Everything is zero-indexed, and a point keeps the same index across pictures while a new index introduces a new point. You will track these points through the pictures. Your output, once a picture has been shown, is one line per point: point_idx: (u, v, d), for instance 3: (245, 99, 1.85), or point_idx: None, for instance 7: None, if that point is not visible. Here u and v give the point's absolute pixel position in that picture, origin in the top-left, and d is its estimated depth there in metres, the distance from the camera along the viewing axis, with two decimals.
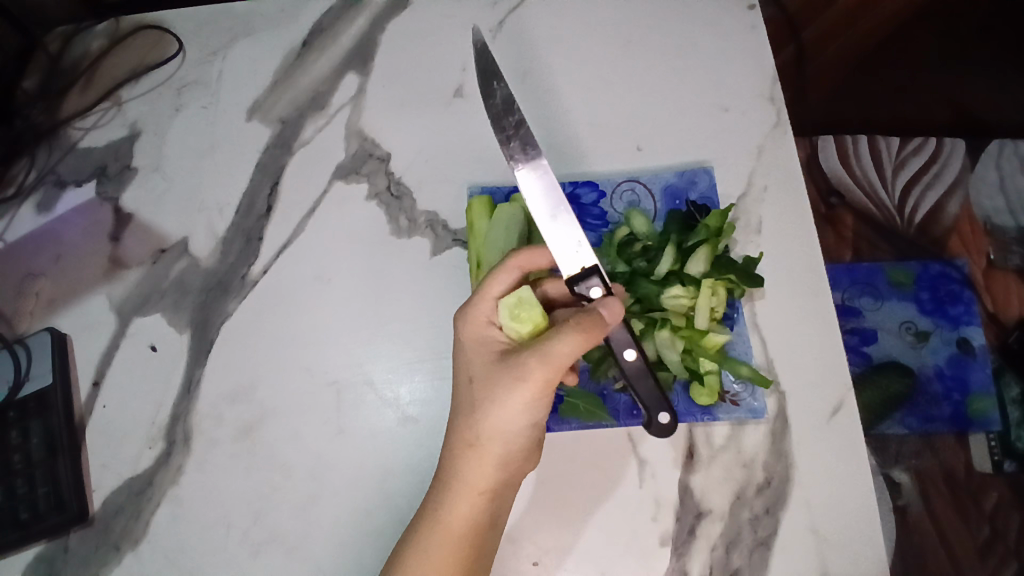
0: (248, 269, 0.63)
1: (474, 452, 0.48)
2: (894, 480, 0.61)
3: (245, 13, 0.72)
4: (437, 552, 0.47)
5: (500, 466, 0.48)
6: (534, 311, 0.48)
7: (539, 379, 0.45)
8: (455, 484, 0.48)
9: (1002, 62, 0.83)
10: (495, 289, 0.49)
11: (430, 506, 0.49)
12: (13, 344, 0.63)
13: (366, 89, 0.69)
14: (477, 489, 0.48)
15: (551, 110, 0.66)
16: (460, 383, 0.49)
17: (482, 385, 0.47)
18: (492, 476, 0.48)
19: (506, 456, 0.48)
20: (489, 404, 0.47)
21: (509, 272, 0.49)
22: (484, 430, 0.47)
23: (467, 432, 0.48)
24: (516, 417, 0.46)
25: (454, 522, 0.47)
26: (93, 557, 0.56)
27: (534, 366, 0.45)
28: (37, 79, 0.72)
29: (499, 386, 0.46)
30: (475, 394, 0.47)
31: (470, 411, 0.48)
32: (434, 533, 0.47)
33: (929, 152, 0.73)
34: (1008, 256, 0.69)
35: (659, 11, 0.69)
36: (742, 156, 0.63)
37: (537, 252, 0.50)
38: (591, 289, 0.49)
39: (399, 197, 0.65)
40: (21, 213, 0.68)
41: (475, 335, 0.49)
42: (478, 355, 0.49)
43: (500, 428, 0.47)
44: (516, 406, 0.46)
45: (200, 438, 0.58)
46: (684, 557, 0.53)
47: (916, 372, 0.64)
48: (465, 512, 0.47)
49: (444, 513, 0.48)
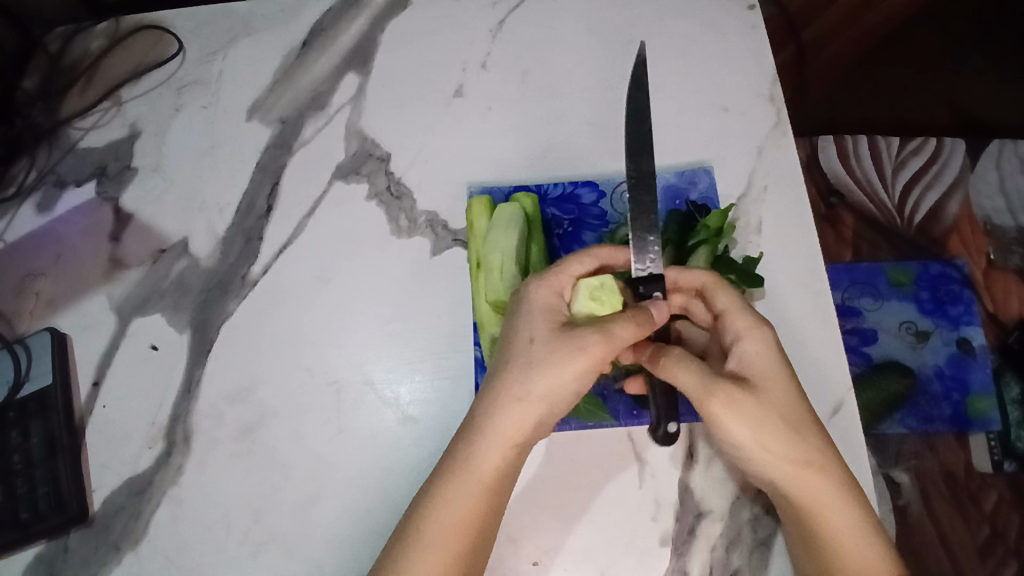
0: (247, 269, 0.63)
1: (520, 408, 0.47)
2: (895, 480, 0.61)
3: (245, 14, 0.72)
4: (465, 503, 0.45)
5: (536, 425, 0.48)
6: (614, 298, 0.51)
7: (599, 356, 0.47)
8: (494, 436, 0.47)
9: (1001, 61, 0.83)
10: (574, 271, 0.51)
11: (458, 453, 0.47)
12: (13, 344, 0.63)
13: (366, 88, 0.69)
14: (513, 443, 0.47)
15: (552, 110, 0.66)
16: (514, 340, 0.49)
17: (544, 348, 0.48)
18: (527, 434, 0.47)
19: (543, 419, 0.48)
20: (545, 366, 0.47)
21: (591, 258, 0.52)
22: (535, 389, 0.47)
23: (517, 386, 0.47)
24: (567, 384, 0.47)
25: (484, 474, 0.46)
26: (93, 558, 0.56)
27: (598, 341, 0.47)
28: (38, 79, 0.72)
29: (564, 352, 0.47)
30: (534, 354, 0.47)
31: (526, 367, 0.47)
32: (462, 483, 0.46)
33: (928, 152, 0.73)
34: (1007, 256, 0.69)
35: (658, 12, 0.69)
36: (742, 156, 0.63)
37: (620, 250, 0.53)
38: (653, 293, 0.50)
39: (399, 197, 0.65)
40: (21, 213, 0.68)
41: (545, 302, 0.50)
42: (541, 319, 0.49)
43: (549, 392, 0.47)
44: (573, 372, 0.47)
45: (200, 438, 0.58)
46: (684, 557, 0.53)
47: (916, 372, 0.64)
48: (496, 466, 0.47)
49: (477, 464, 0.46)
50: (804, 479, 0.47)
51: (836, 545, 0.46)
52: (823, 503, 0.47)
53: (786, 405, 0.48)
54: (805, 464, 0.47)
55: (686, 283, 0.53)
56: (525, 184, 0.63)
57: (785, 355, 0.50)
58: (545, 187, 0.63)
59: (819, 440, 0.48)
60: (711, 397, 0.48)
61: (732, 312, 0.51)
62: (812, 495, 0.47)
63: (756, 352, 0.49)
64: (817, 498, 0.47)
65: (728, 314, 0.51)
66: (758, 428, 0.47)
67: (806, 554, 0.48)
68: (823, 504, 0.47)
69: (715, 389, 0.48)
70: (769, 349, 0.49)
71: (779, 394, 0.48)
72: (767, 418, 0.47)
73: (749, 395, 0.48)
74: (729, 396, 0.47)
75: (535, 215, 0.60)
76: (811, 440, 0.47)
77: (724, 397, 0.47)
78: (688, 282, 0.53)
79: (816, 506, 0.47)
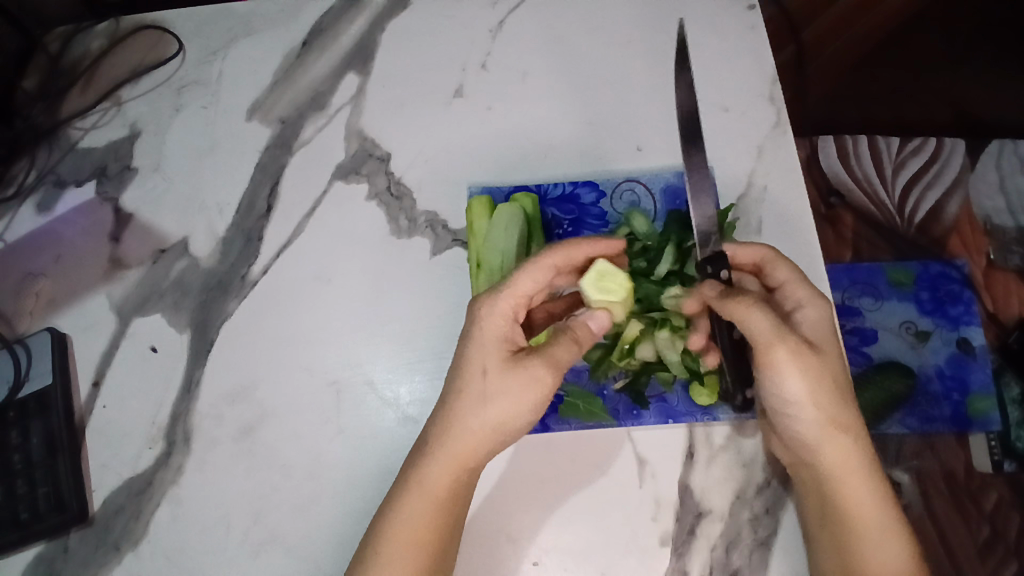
0: (247, 269, 0.63)
1: (471, 435, 0.48)
2: (895, 481, 0.60)
3: (245, 14, 0.72)
4: (421, 517, 0.47)
5: (490, 451, 0.49)
6: (620, 280, 0.53)
7: (550, 384, 0.48)
8: (442, 457, 0.48)
9: (1002, 61, 0.83)
10: (525, 286, 0.50)
11: (414, 466, 0.48)
12: (13, 344, 0.63)
13: (366, 89, 0.69)
14: (465, 464, 0.48)
15: (552, 109, 0.66)
16: (467, 369, 0.49)
17: (497, 380, 0.48)
18: (478, 458, 0.48)
19: (495, 448, 0.49)
20: (496, 399, 0.47)
21: (541, 270, 0.50)
22: (486, 420, 0.47)
23: (470, 417, 0.47)
24: (519, 415, 0.48)
25: (436, 493, 0.47)
26: (93, 558, 0.56)
27: (547, 371, 0.48)
28: (38, 79, 0.72)
29: (513, 385, 0.47)
30: (487, 387, 0.48)
31: (479, 399, 0.47)
32: (415, 500, 0.47)
33: (929, 151, 0.73)
34: (1007, 256, 0.69)
35: (659, 12, 0.69)
36: (743, 155, 0.63)
37: (571, 253, 0.53)
38: (722, 271, 0.50)
39: (399, 197, 0.65)
40: (21, 213, 0.68)
41: (496, 330, 0.49)
42: (493, 350, 0.49)
43: (500, 423, 0.48)
44: (523, 405, 0.48)
45: (200, 438, 0.58)
46: (684, 557, 0.53)
47: (916, 372, 0.64)
48: (447, 486, 0.48)
49: (426, 483, 0.48)
50: (838, 442, 0.49)
51: (857, 508, 0.48)
52: (852, 468, 0.49)
53: (837, 372, 0.49)
54: (843, 429, 0.49)
55: (743, 258, 0.55)
56: (525, 184, 0.63)
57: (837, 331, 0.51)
58: (545, 187, 0.63)
59: (857, 411, 0.50)
60: (778, 348, 0.48)
61: (792, 283, 0.52)
62: (844, 459, 0.49)
63: (816, 320, 0.51)
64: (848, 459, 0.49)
65: (789, 285, 0.52)
66: (815, 387, 0.48)
67: (822, 514, 0.50)
68: (852, 469, 0.49)
69: (785, 342, 0.48)
70: (825, 321, 0.51)
71: (834, 362, 0.49)
72: (823, 378, 0.49)
73: (815, 355, 0.49)
74: (798, 351, 0.48)
75: (535, 215, 0.60)
76: (851, 410, 0.49)
77: (791, 350, 0.48)
78: (749, 258, 0.54)
79: (844, 471, 0.49)
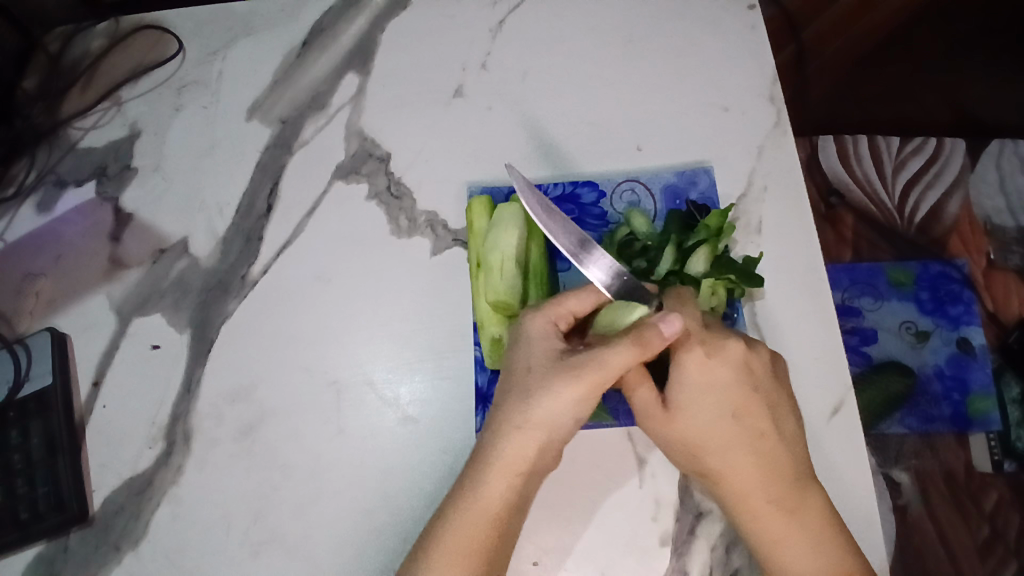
0: (247, 269, 0.63)
1: (517, 435, 0.48)
2: (894, 480, 0.61)
3: (245, 14, 0.72)
4: (469, 532, 0.46)
5: (539, 451, 0.48)
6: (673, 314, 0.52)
7: (591, 384, 0.47)
8: (494, 465, 0.48)
9: (1003, 59, 0.82)
10: (570, 304, 0.51)
11: (467, 483, 0.48)
12: (13, 344, 0.63)
13: (366, 88, 0.69)
14: (515, 469, 0.48)
15: (552, 109, 0.66)
16: (514, 368, 0.50)
17: (540, 376, 0.48)
18: (530, 459, 0.48)
19: (546, 446, 0.48)
20: (542, 396, 0.48)
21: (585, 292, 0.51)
22: (534, 418, 0.48)
23: (513, 416, 0.48)
24: (563, 410, 0.48)
25: (487, 503, 0.47)
26: (94, 558, 0.56)
27: (589, 367, 0.47)
28: (37, 79, 0.72)
29: (556, 382, 0.48)
30: (530, 384, 0.48)
31: (523, 397, 0.48)
32: (466, 512, 0.47)
33: (929, 152, 0.73)
34: (1007, 255, 0.69)
35: (658, 11, 0.69)
36: (743, 156, 0.63)
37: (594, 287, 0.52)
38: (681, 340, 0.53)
39: (399, 197, 0.65)
40: (21, 213, 0.68)
41: (543, 332, 0.50)
42: (541, 349, 0.50)
43: (543, 420, 0.48)
44: (567, 401, 0.47)
45: (200, 438, 0.58)
46: (684, 557, 0.53)
47: (917, 372, 0.64)
48: (502, 495, 0.47)
49: (478, 494, 0.47)
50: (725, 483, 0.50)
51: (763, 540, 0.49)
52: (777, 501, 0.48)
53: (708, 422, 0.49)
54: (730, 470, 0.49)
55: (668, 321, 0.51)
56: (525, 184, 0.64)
57: (732, 378, 0.49)
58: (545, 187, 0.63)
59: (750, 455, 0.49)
60: (649, 420, 0.51)
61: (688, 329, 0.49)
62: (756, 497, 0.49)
63: (700, 373, 0.49)
64: (751, 494, 0.49)
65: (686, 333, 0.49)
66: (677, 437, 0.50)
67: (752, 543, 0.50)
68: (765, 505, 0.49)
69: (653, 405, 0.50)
70: (709, 373, 0.48)
71: (702, 415, 0.49)
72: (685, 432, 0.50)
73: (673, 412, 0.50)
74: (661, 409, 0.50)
75: None
76: (737, 453, 0.49)
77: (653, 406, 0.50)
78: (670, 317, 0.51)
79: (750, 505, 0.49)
